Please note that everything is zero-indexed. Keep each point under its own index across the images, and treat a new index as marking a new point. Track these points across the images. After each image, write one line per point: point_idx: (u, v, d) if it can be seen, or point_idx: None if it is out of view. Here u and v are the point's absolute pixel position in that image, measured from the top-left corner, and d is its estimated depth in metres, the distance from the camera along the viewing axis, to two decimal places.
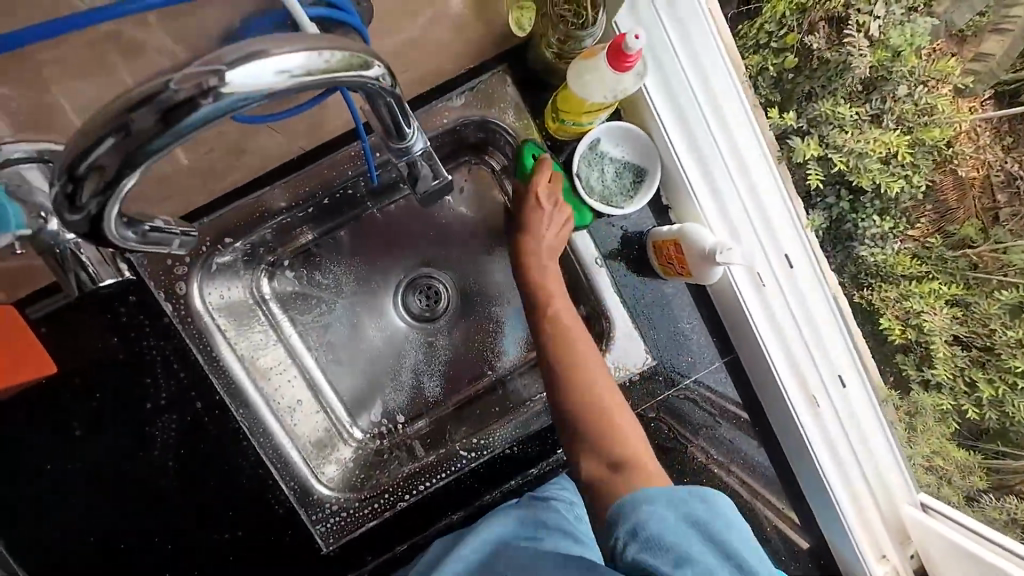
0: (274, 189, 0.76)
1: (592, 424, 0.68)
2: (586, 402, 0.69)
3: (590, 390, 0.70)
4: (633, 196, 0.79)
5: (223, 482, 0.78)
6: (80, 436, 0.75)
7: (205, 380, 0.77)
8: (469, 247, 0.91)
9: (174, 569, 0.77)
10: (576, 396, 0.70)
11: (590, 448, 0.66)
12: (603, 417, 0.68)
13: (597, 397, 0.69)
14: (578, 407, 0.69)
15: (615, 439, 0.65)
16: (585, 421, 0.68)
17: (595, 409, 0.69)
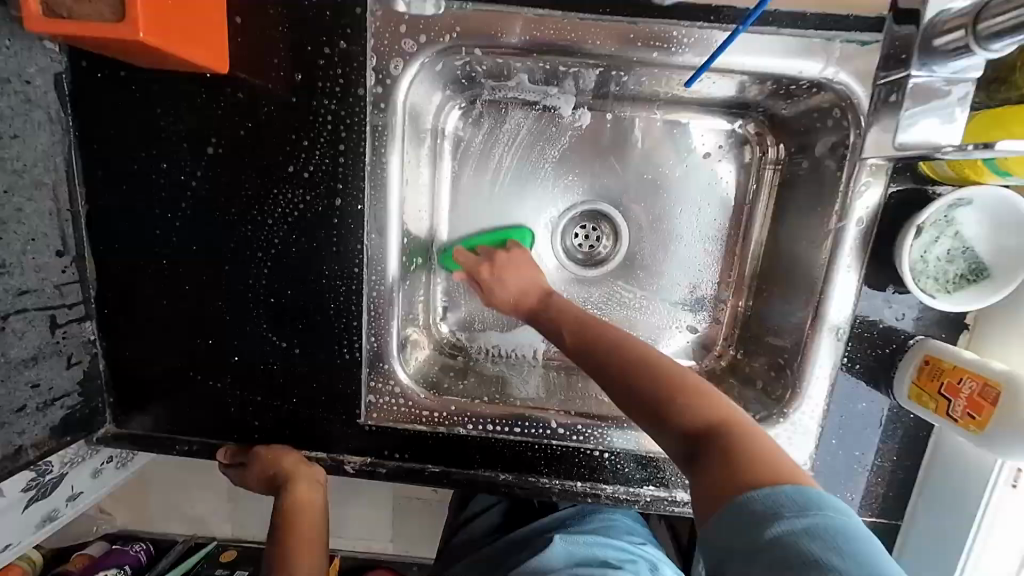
0: (552, 17, 0.59)
1: (669, 398, 0.50)
2: (622, 369, 0.54)
3: (638, 354, 0.55)
4: (950, 292, 0.58)
5: (311, 294, 0.67)
6: (210, 157, 0.63)
7: (357, 180, 0.63)
8: (670, 217, 0.80)
9: (218, 340, 0.70)
10: (623, 373, 0.54)
11: (677, 421, 0.48)
12: (681, 394, 0.50)
13: (658, 363, 0.53)
14: (640, 382, 0.52)
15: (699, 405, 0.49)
16: (655, 396, 0.51)
17: (655, 375, 0.52)
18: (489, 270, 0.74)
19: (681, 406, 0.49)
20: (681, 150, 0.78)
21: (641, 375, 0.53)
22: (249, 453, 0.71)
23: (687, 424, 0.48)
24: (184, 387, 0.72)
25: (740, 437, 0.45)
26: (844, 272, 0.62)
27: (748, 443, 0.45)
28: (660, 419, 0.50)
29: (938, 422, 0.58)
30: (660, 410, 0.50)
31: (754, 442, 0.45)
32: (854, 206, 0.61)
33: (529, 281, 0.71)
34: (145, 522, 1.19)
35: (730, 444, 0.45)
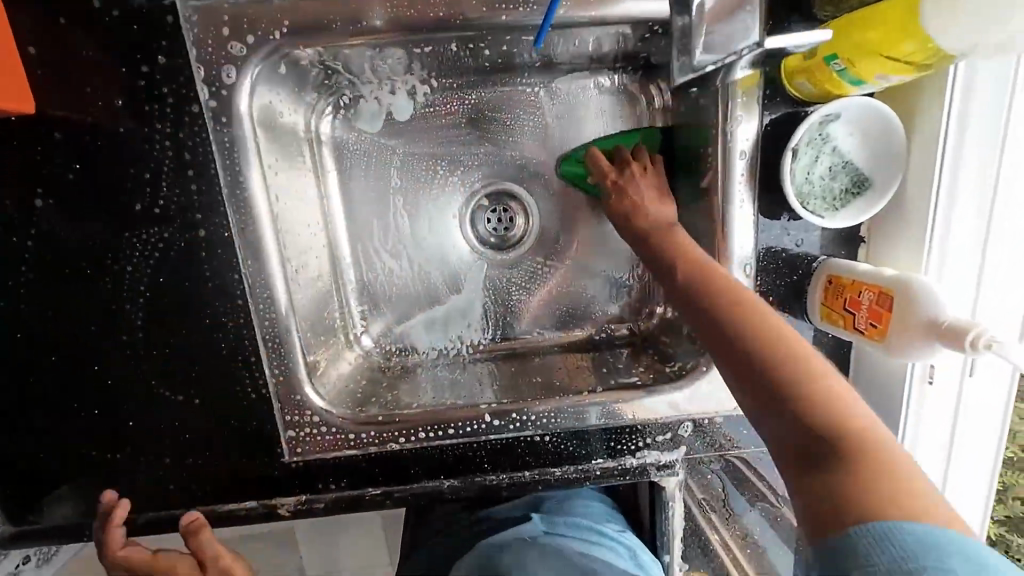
0: None
1: (813, 408, 0.40)
2: (760, 366, 0.44)
3: (790, 355, 0.44)
4: (838, 210, 0.58)
5: (196, 339, 0.61)
6: (42, 212, 0.56)
7: (217, 206, 0.58)
8: (575, 182, 0.81)
9: (106, 409, 0.63)
10: (750, 343, 0.45)
11: (786, 413, 0.41)
12: (831, 408, 0.40)
13: (803, 365, 0.43)
14: (764, 359, 0.44)
15: (808, 381, 0.42)
16: (797, 396, 0.41)
17: (806, 381, 0.42)
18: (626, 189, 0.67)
19: (833, 417, 0.39)
20: (570, 116, 0.78)
21: (789, 379, 0.42)
22: (191, 541, 0.64)
23: (858, 454, 0.37)
24: (82, 467, 0.65)
25: (907, 480, 0.36)
26: (739, 207, 0.62)
27: (911, 486, 0.36)
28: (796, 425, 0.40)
29: (850, 338, 0.58)
30: (808, 417, 0.40)
31: (910, 483, 0.36)
32: (734, 142, 0.60)
33: (663, 201, 0.65)
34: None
35: (886, 481, 0.36)
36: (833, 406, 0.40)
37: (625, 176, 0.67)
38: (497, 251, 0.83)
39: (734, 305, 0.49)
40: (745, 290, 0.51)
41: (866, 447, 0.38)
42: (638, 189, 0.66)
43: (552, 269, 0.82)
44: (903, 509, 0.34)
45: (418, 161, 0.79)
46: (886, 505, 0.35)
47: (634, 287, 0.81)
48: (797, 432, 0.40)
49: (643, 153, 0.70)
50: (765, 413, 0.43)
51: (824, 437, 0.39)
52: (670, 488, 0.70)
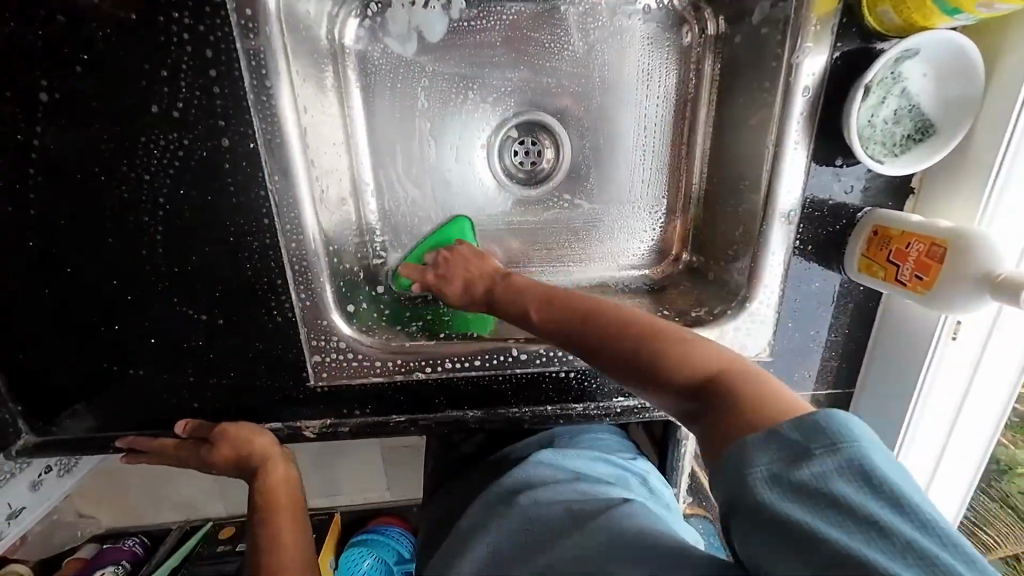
0: None
1: (659, 345, 0.47)
2: (618, 345, 0.49)
3: (582, 305, 0.54)
4: (896, 156, 0.56)
5: (219, 257, 0.58)
6: (47, 107, 0.51)
7: (241, 113, 0.53)
8: (612, 116, 0.76)
9: (126, 326, 0.61)
10: (603, 330, 0.51)
11: (667, 374, 0.45)
12: (673, 333, 0.48)
13: (610, 322, 0.51)
14: (617, 342, 0.49)
15: (660, 340, 0.47)
16: (617, 339, 0.49)
17: (646, 326, 0.49)
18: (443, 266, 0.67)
19: (657, 350, 0.47)
20: (614, 41, 0.73)
21: (627, 328, 0.49)
22: (213, 433, 0.64)
23: (668, 366, 0.46)
24: (103, 382, 0.64)
25: (701, 351, 0.45)
26: (792, 149, 0.60)
27: (715, 360, 0.44)
28: (652, 379, 0.46)
29: (886, 290, 0.59)
30: (645, 370, 0.47)
31: (702, 353, 0.45)
32: (798, 77, 0.57)
33: None
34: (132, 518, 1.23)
35: (682, 381, 0.45)
36: (691, 348, 0.46)
37: None
38: (524, 186, 0.80)
39: (546, 297, 0.57)
40: (550, 288, 0.58)
41: (737, 376, 0.42)
42: None
43: (580, 207, 0.80)
44: (724, 373, 0.43)
45: (448, 83, 0.73)
46: (716, 397, 0.41)
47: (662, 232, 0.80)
48: (680, 391, 0.45)
49: None
50: (626, 381, 0.49)
51: (685, 382, 0.44)
52: (685, 427, 0.73)
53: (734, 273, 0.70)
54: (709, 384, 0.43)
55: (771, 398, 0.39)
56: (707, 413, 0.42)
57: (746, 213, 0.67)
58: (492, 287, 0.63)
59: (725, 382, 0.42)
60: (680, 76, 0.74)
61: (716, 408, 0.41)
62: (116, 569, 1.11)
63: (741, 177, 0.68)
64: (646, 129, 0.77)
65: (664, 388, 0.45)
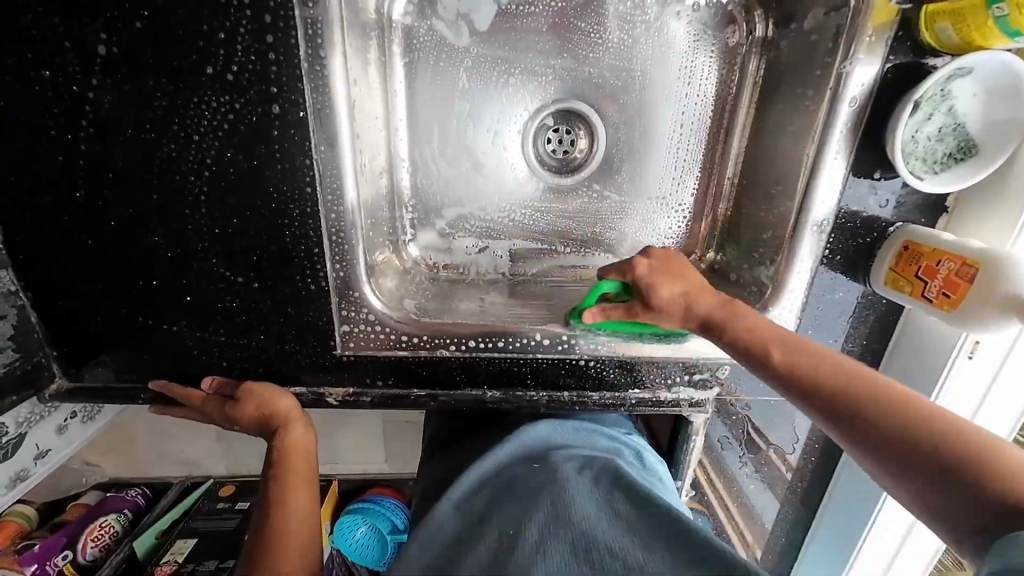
0: None
1: (905, 410, 0.45)
2: (843, 393, 0.48)
3: (807, 355, 0.51)
4: (936, 173, 0.56)
5: (259, 222, 0.60)
6: (104, 60, 0.52)
7: (292, 81, 0.54)
8: (650, 111, 0.77)
9: (164, 282, 0.62)
10: (834, 380, 0.49)
11: (869, 415, 0.46)
12: (911, 409, 0.45)
13: (812, 361, 0.51)
14: (852, 391, 0.48)
15: (903, 404, 0.45)
16: (867, 405, 0.47)
17: (891, 390, 0.47)
18: (646, 268, 0.60)
19: (860, 412, 0.47)
20: (660, 35, 0.72)
21: (872, 394, 0.47)
22: (239, 390, 0.66)
23: (896, 421, 0.45)
24: (136, 334, 0.66)
25: (943, 426, 0.43)
26: (831, 159, 0.61)
27: (952, 430, 0.43)
28: (851, 428, 0.47)
29: (909, 305, 0.60)
30: (873, 420, 0.46)
31: (940, 426, 0.43)
32: (847, 86, 0.57)
33: (683, 278, 0.60)
34: (138, 470, 1.27)
35: (920, 437, 0.44)
36: (932, 407, 0.45)
37: (654, 276, 0.60)
38: (555, 174, 0.80)
39: (743, 329, 0.55)
40: (755, 326, 0.55)
41: (944, 422, 0.44)
42: (666, 280, 0.59)
43: (608, 200, 0.81)
44: (965, 465, 0.41)
45: (491, 65, 0.73)
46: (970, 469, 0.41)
47: (686, 232, 0.82)
48: (893, 432, 0.45)
49: (656, 263, 0.61)
50: (854, 436, 0.47)
51: (933, 443, 0.43)
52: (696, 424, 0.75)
53: (758, 277, 0.71)
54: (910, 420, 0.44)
55: (990, 470, 0.40)
56: (952, 474, 0.42)
57: (777, 218, 0.68)
58: (690, 296, 0.58)
59: (978, 455, 0.41)
60: (722, 76, 0.74)
61: (958, 484, 0.41)
62: (119, 516, 1.14)
63: (775, 182, 0.69)
64: (682, 126, 0.77)
65: (874, 451, 0.45)
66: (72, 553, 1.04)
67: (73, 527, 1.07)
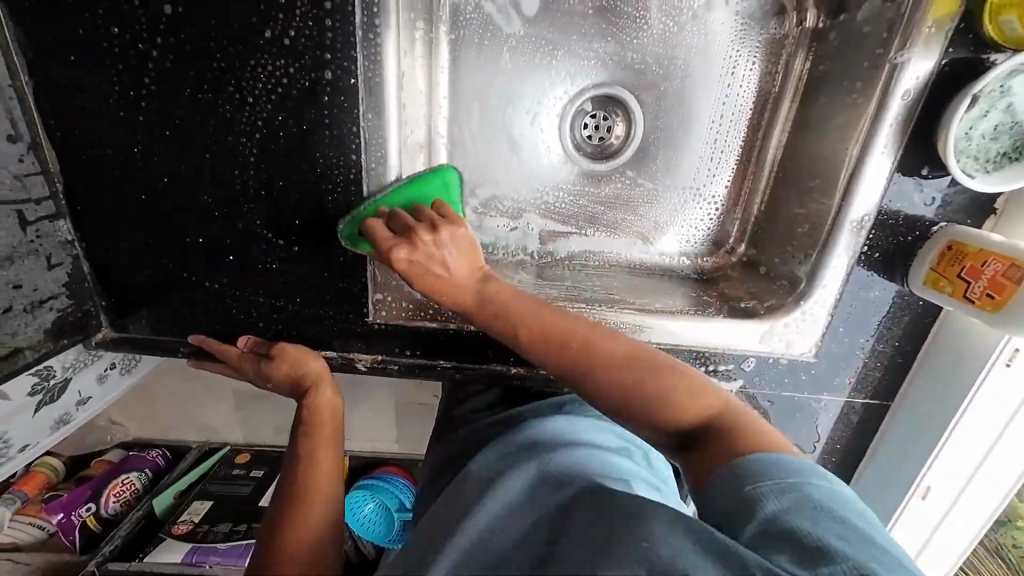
0: None
1: (583, 364, 0.51)
2: (566, 357, 0.52)
3: (531, 329, 0.52)
4: (989, 172, 0.55)
5: (304, 186, 0.61)
6: (169, 19, 0.54)
7: (347, 48, 0.55)
8: (690, 99, 0.76)
9: (209, 240, 0.65)
10: (577, 362, 0.51)
11: (594, 378, 0.51)
12: (669, 380, 0.51)
13: (566, 353, 0.52)
14: (592, 373, 0.51)
15: (591, 356, 0.51)
16: (615, 378, 0.51)
17: (630, 361, 0.51)
18: (432, 241, 0.52)
19: (655, 397, 0.51)
20: (707, 22, 0.72)
21: (603, 381, 0.51)
22: (273, 350, 0.68)
23: (668, 404, 0.51)
24: (180, 289, 0.68)
25: (698, 387, 0.51)
26: (878, 154, 0.60)
27: (686, 395, 0.51)
28: (652, 409, 0.51)
29: (949, 306, 0.59)
30: (644, 410, 0.51)
31: (693, 398, 0.51)
32: (900, 79, 0.57)
33: (468, 265, 0.54)
34: (159, 431, 1.31)
35: (685, 417, 0.51)
36: (605, 347, 0.52)
37: (397, 246, 0.52)
38: (590, 159, 0.81)
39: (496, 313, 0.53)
40: (511, 300, 0.53)
41: (656, 391, 0.51)
42: (445, 243, 0.53)
43: (641, 187, 0.81)
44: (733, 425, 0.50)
45: (534, 47, 0.74)
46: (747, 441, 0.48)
47: (718, 225, 0.82)
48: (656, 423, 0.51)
49: (458, 229, 0.54)
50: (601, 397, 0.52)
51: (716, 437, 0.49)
52: None
53: (791, 271, 0.70)
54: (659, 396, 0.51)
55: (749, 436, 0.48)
56: (693, 450, 0.50)
57: (815, 213, 0.67)
58: (428, 260, 0.52)
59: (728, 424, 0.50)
60: (767, 67, 0.73)
61: (707, 441, 0.49)
62: (141, 475, 1.18)
63: (815, 176, 0.68)
64: (722, 117, 0.76)
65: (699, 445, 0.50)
66: (96, 506, 1.09)
67: (98, 482, 1.14)
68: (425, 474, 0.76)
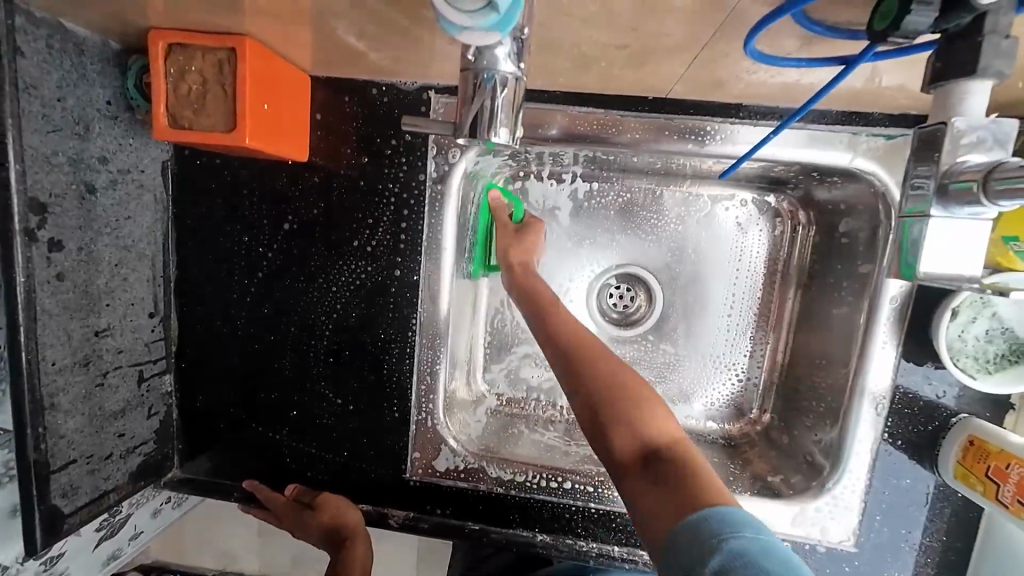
0: (567, 105, 0.66)
1: (612, 399, 0.55)
2: (589, 374, 0.57)
3: (588, 349, 0.59)
4: (991, 373, 0.59)
5: (366, 356, 0.72)
6: (286, 232, 0.72)
7: (414, 254, 0.70)
8: (704, 280, 0.85)
9: (280, 396, 0.75)
10: (608, 395, 0.55)
11: (630, 431, 0.54)
12: (650, 408, 0.55)
13: (595, 367, 0.57)
14: (592, 376, 0.57)
15: (624, 388, 0.56)
16: (598, 397, 0.56)
17: (620, 381, 0.56)
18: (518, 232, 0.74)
19: (618, 418, 0.54)
20: (712, 221, 0.84)
21: (600, 380, 0.56)
22: (316, 500, 0.73)
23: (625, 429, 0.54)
24: (245, 437, 0.77)
25: (655, 416, 0.55)
26: (880, 347, 0.65)
27: (655, 426, 0.54)
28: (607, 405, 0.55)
29: (985, 505, 0.58)
30: (602, 428, 0.55)
31: (653, 424, 0.54)
32: (888, 285, 0.64)
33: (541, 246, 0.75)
34: (178, 556, 1.24)
35: (651, 435, 0.53)
36: (646, 412, 0.55)
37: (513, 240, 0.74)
38: (616, 326, 0.89)
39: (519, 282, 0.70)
40: (565, 313, 0.64)
41: (643, 403, 0.55)
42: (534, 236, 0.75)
43: (664, 354, 0.87)
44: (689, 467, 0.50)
45: (566, 237, 0.87)
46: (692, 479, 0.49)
47: (742, 391, 0.85)
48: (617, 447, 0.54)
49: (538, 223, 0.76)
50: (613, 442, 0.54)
51: (675, 470, 0.50)
52: None
53: (812, 447, 0.72)
54: (625, 416, 0.54)
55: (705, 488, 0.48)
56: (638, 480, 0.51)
57: (829, 394, 0.71)
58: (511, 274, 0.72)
59: (668, 449, 0.52)
60: (771, 256, 0.84)
61: (663, 472, 0.50)
62: None
63: (827, 358, 0.73)
64: (734, 294, 0.85)
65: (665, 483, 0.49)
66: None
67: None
68: None
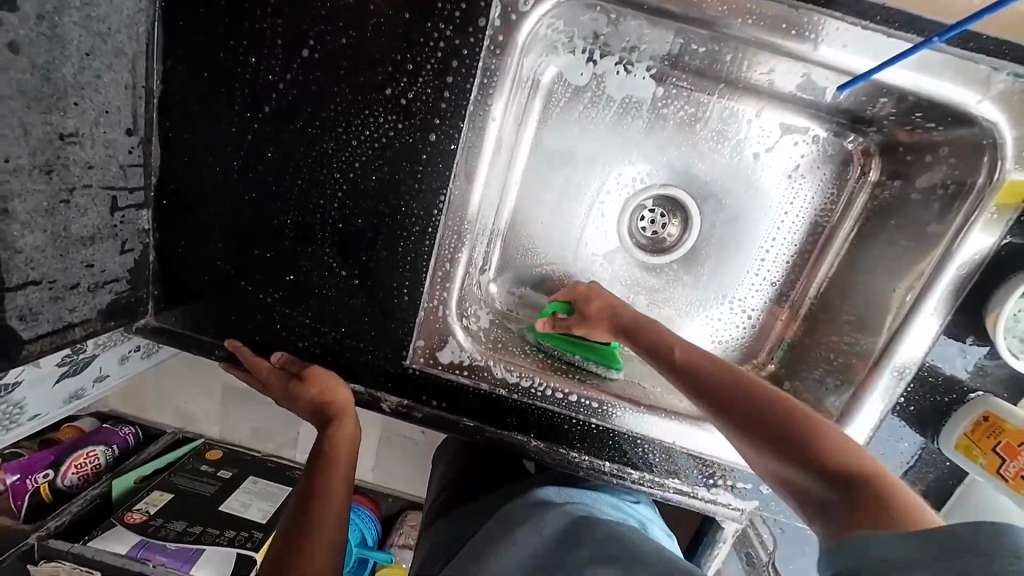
0: None
1: (762, 422, 0.52)
2: (739, 397, 0.54)
3: (718, 370, 0.57)
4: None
5: (381, 228, 0.64)
6: (304, 61, 0.59)
7: (455, 119, 0.60)
8: (749, 217, 0.79)
9: (276, 258, 0.67)
10: (755, 413, 0.52)
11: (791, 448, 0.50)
12: (802, 422, 0.51)
13: (723, 376, 0.56)
14: (726, 395, 0.54)
15: (777, 408, 0.52)
16: (767, 425, 0.52)
17: (762, 393, 0.53)
18: (595, 309, 0.68)
19: (792, 434, 0.51)
20: (776, 154, 0.76)
21: (735, 388, 0.54)
22: (305, 370, 0.68)
23: (824, 456, 0.49)
24: (230, 294, 0.69)
25: (828, 439, 0.50)
26: (928, 316, 0.63)
27: (842, 448, 0.49)
28: (794, 453, 0.50)
29: (978, 474, 0.62)
30: (777, 444, 0.51)
31: (829, 443, 0.49)
32: (960, 251, 0.61)
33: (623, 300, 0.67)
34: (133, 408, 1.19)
35: (818, 454, 0.49)
36: (785, 408, 0.52)
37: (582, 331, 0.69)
38: (644, 251, 0.82)
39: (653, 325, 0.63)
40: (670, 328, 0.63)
41: (776, 408, 0.52)
42: (603, 302, 0.68)
43: (689, 290, 0.82)
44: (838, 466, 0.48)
45: (616, 141, 0.77)
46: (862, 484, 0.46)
47: (756, 338, 0.82)
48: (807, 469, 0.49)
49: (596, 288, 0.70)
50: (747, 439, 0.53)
51: (858, 485, 0.46)
52: (725, 530, 0.76)
53: (819, 400, 0.71)
54: (795, 436, 0.50)
55: (889, 495, 0.44)
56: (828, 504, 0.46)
57: (851, 352, 0.70)
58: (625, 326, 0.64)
59: (857, 478, 0.46)
60: (826, 204, 0.77)
61: (847, 493, 0.45)
62: (107, 450, 1.06)
63: (857, 316, 0.71)
64: (775, 239, 0.79)
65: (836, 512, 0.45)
66: (53, 475, 0.97)
67: (62, 448, 1.00)
68: (427, 544, 0.71)
